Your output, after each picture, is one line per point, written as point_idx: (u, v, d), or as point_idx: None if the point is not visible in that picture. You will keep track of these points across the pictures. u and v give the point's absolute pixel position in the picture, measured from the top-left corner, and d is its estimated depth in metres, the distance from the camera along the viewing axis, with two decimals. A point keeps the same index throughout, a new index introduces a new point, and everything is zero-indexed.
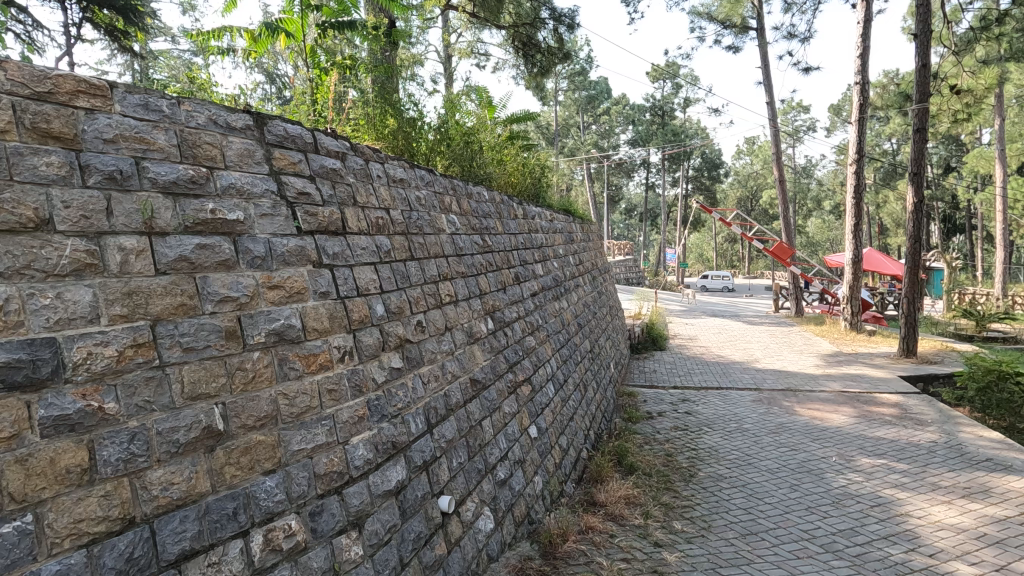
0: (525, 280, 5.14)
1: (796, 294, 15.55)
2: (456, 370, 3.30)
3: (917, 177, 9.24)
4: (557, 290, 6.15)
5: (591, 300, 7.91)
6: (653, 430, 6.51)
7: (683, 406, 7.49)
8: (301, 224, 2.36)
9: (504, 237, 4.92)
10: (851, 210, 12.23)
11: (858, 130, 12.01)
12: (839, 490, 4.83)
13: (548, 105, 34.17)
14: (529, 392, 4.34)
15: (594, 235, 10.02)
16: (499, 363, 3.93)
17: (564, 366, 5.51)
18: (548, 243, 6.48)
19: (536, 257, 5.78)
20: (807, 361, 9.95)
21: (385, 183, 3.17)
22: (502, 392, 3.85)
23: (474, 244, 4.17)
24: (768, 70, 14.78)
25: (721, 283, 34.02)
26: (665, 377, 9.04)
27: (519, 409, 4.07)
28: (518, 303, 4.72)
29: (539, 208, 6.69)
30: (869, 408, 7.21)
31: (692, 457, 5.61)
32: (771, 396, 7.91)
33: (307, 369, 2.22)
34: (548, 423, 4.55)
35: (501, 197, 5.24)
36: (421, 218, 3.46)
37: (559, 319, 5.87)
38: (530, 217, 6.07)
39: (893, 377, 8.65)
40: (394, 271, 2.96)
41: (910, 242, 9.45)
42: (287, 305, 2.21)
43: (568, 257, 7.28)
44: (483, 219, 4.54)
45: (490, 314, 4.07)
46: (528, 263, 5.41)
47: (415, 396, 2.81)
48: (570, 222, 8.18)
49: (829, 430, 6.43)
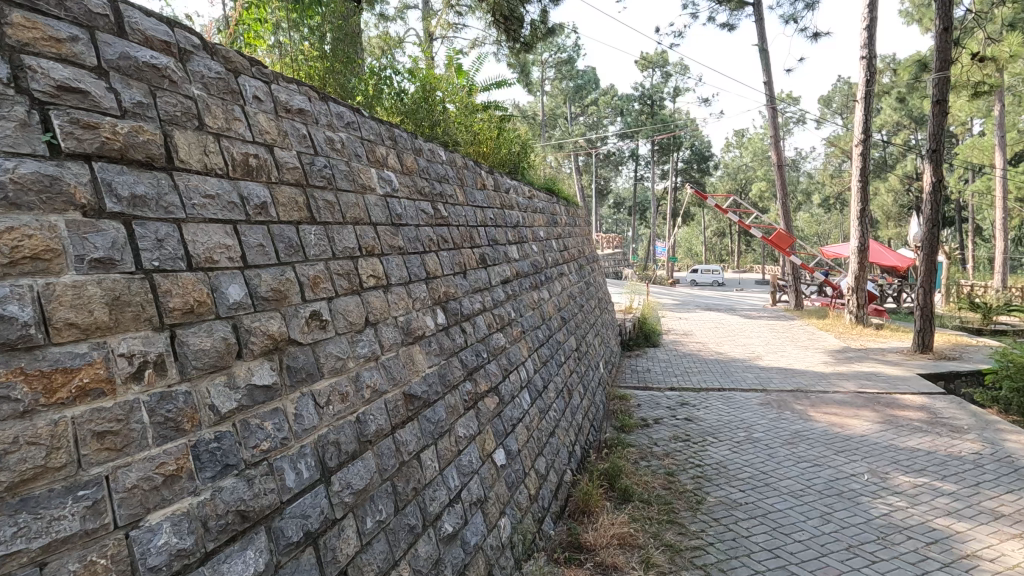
0: (494, 264, 4.15)
1: (796, 288, 14.82)
2: (380, 383, 2.31)
3: (935, 154, 8.38)
4: (536, 277, 5.17)
5: (577, 291, 6.92)
6: (648, 442, 5.57)
7: (683, 411, 6.56)
8: (57, 140, 1.34)
9: (467, 209, 3.94)
10: (856, 195, 11.38)
11: (864, 108, 11.13)
12: (882, 521, 3.91)
13: (534, 95, 33.08)
14: (495, 404, 3.38)
15: (583, 221, 9.06)
16: (452, 369, 2.96)
17: (544, 368, 4.55)
18: (526, 221, 5.50)
19: (510, 238, 4.79)
20: (815, 358, 9.07)
21: (271, 112, 2.16)
22: (456, 409, 2.88)
23: (420, 212, 3.16)
24: (766, 47, 13.85)
25: (711, 277, 33.19)
26: (661, 377, 8.14)
27: (481, 430, 3.10)
28: (483, 291, 3.73)
29: (516, 183, 5.69)
30: (892, 413, 6.30)
31: (698, 478, 4.68)
32: (780, 398, 6.99)
33: (46, 398, 1.21)
34: (522, 444, 3.57)
35: (465, 160, 4.23)
36: (334, 167, 2.45)
37: (539, 312, 4.89)
38: (505, 189, 5.07)
39: (912, 376, 7.79)
40: (273, 236, 1.96)
41: (927, 227, 8.60)
42: (5, 280, 1.19)
43: (551, 241, 6.29)
44: (437, 183, 3.54)
45: (442, 304, 3.08)
46: (499, 243, 4.42)
47: (300, 428, 1.82)
48: (553, 203, 7.19)
49: (854, 438, 5.53)
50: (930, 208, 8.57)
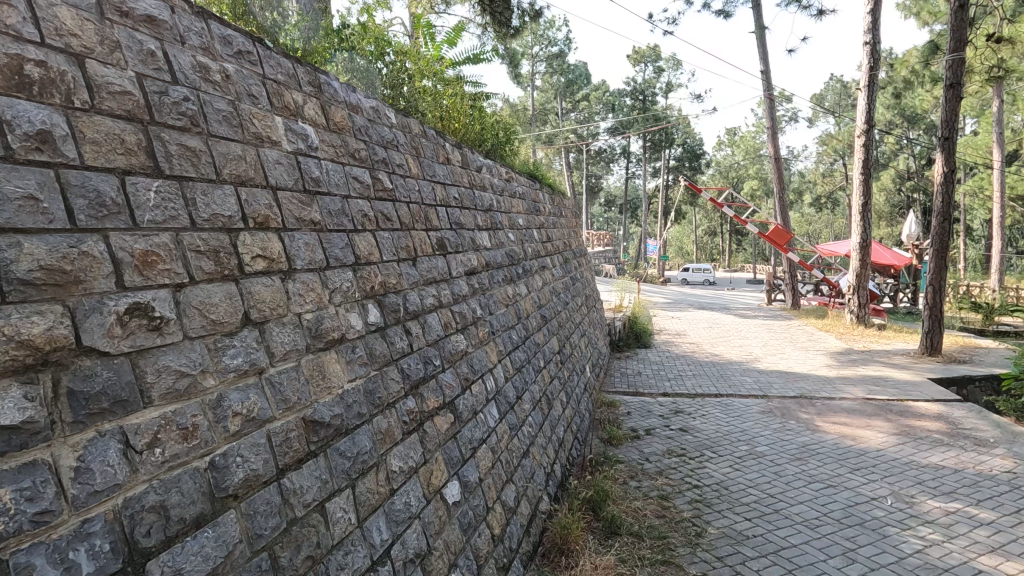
0: (457, 251, 3.47)
1: (793, 287, 14.26)
2: (262, 409, 1.63)
3: (948, 142, 7.81)
4: (511, 270, 4.48)
5: (561, 287, 6.25)
6: (639, 457, 4.92)
7: (677, 421, 5.92)
8: None
9: (422, 183, 3.25)
10: (858, 188, 10.81)
11: (868, 96, 10.54)
12: (916, 559, 3.30)
13: (524, 88, 32.41)
14: (450, 424, 2.70)
15: (570, 212, 8.38)
16: (386, 383, 2.27)
17: (518, 376, 3.87)
18: (501, 205, 4.82)
19: (480, 223, 4.10)
20: (816, 361, 8.47)
21: (89, 10, 1.46)
22: (390, 435, 2.20)
23: (351, 180, 2.48)
24: (763, 35, 13.25)
25: (702, 276, 32.66)
26: (653, 381, 7.50)
27: (427, 459, 2.43)
28: (439, 282, 3.04)
29: (491, 162, 4.99)
30: (907, 423, 5.69)
31: (696, 503, 4.04)
32: (783, 405, 6.38)
33: None
34: (484, 471, 2.90)
35: (422, 127, 3.54)
36: (207, 105, 1.76)
37: (513, 311, 4.21)
38: (475, 167, 4.38)
39: (922, 381, 7.22)
40: (62, 186, 1.27)
41: (938, 221, 8.04)
42: None
43: (531, 231, 5.60)
44: (379, 149, 2.84)
45: (375, 299, 2.39)
46: (464, 227, 3.73)
47: (83, 492, 1.13)
48: (536, 188, 6.51)
49: (869, 453, 4.93)
50: (942, 200, 7.99)
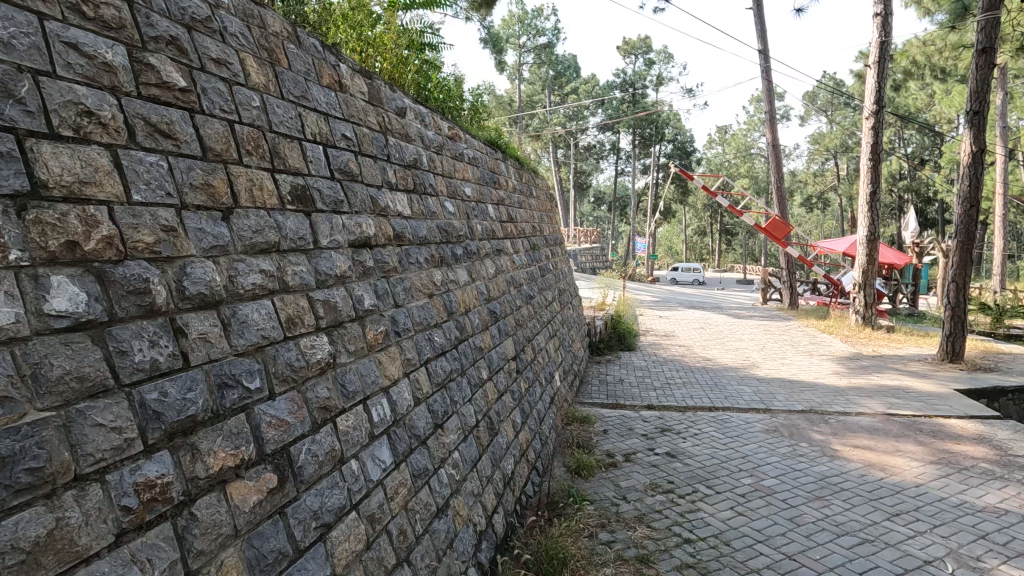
0: (337, 211, 2.30)
1: (791, 285, 13.26)
2: None
3: (978, 115, 6.82)
4: (442, 249, 3.32)
5: (525, 278, 5.11)
6: (613, 496, 3.79)
7: (663, 442, 4.81)
8: None
9: (273, 101, 2.09)
10: (866, 175, 9.81)
11: (878, 74, 9.50)
12: None
13: (512, 79, 31.23)
14: (269, 494, 1.55)
15: (544, 194, 7.23)
16: (75, 435, 1.13)
17: (440, 398, 2.72)
18: (437, 165, 3.67)
19: (393, 180, 2.93)
20: (822, 368, 7.41)
21: None
22: (64, 549, 1.06)
23: (50, 44, 1.30)
24: (762, 12, 12.22)
25: (692, 275, 31.72)
26: (637, 391, 6.40)
27: (191, 573, 1.28)
28: (279, 253, 1.87)
29: (428, 109, 3.83)
30: (946, 449, 4.62)
31: (687, 569, 2.95)
32: (791, 422, 5.32)
33: None
34: (343, 566, 1.75)
35: (289, 27, 2.36)
36: None
37: (440, 304, 3.05)
38: (395, 107, 3.22)
39: (948, 392, 6.19)
40: None
41: (963, 208, 7.01)
42: None
43: (483, 205, 4.45)
44: (163, 20, 1.67)
45: (75, 270, 1.22)
46: (359, 180, 2.56)
47: None
48: (497, 158, 5.35)
49: (907, 490, 3.87)
50: (970, 185, 6.97)
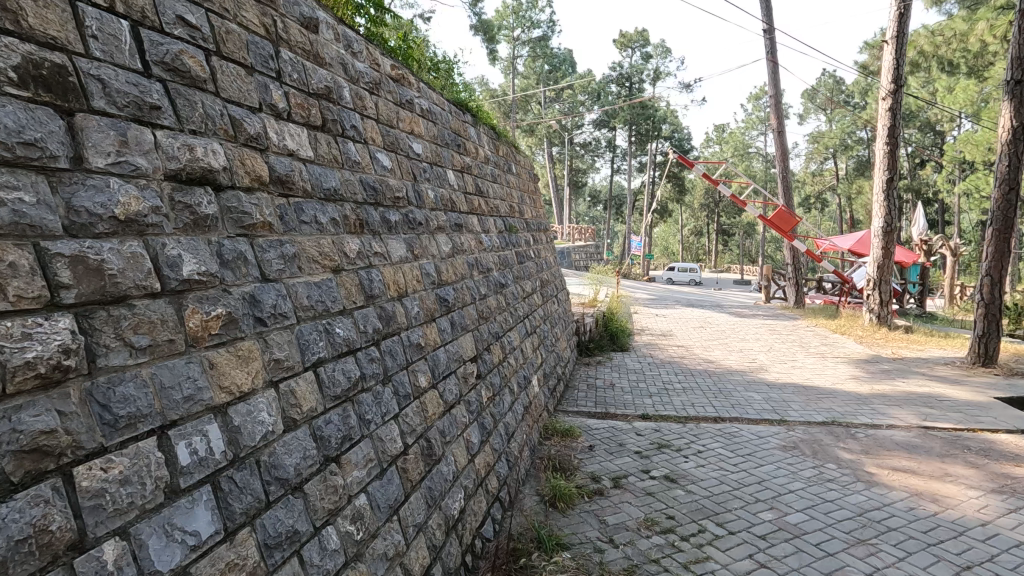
0: (144, 118, 1.42)
1: (796, 283, 12.43)
2: None
3: (1019, 86, 6.02)
4: (365, 211, 2.45)
5: (495, 263, 4.24)
6: (596, 538, 2.93)
7: (661, 461, 3.96)
8: None
9: None
10: (881, 161, 9.01)
11: (896, 50, 8.67)
12: None
13: (504, 73, 30.29)
14: None
15: (525, 173, 6.35)
16: None
17: (337, 419, 1.85)
18: (368, 106, 2.79)
19: (280, 102, 2.05)
20: (838, 372, 6.58)
21: None
22: None
23: None
24: None
25: (688, 276, 30.94)
26: (630, 397, 5.55)
27: None
28: None
29: (360, 37, 2.96)
30: (1005, 473, 3.78)
31: None
32: (811, 436, 4.48)
33: None
34: None
35: None
36: None
37: (354, 284, 2.18)
38: (298, 14, 2.33)
39: (988, 401, 5.36)
40: None
41: (1000, 191, 6.22)
42: None
43: (439, 168, 3.58)
44: None
45: None
46: (207, 86, 1.69)
47: None
48: (464, 120, 4.48)
49: (971, 531, 3.02)
50: (1009, 166, 6.17)
